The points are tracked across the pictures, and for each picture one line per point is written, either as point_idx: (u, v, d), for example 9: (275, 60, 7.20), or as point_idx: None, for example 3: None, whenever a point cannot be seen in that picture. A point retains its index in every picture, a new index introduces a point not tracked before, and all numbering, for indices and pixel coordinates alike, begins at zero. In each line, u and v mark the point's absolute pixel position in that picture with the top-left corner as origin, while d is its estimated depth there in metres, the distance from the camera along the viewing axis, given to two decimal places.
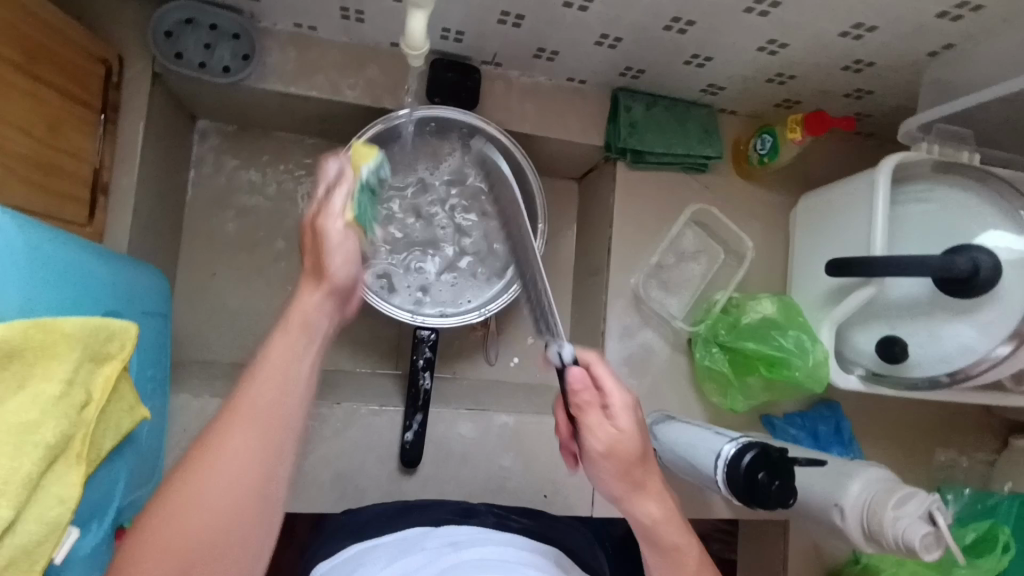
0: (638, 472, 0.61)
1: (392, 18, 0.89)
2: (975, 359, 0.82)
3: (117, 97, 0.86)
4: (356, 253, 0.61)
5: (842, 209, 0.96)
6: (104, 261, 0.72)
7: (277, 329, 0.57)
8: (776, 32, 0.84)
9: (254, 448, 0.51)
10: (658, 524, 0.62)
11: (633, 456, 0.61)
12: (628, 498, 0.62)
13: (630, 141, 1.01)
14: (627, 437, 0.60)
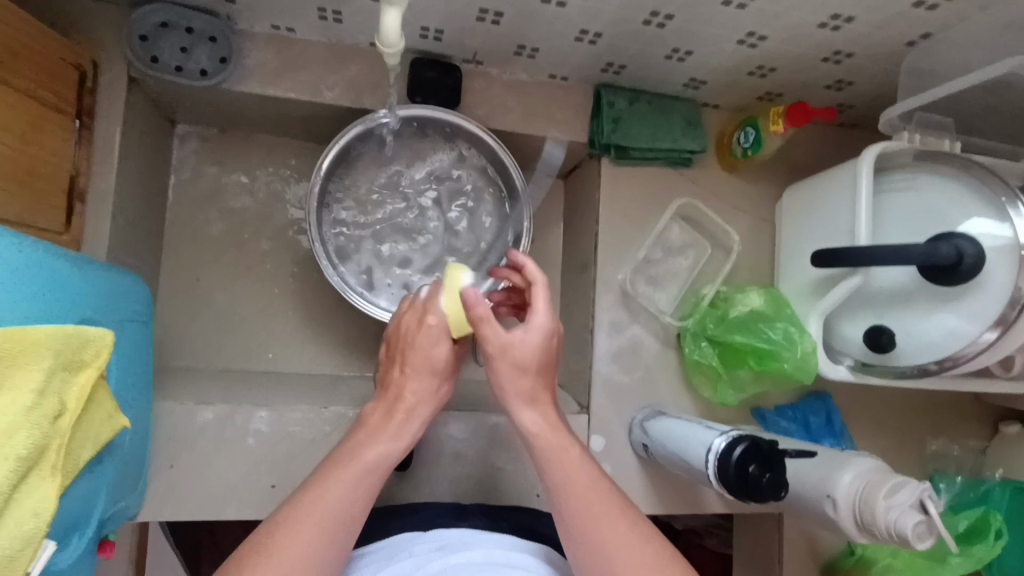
0: (528, 373, 0.68)
1: (371, 18, 0.88)
2: (963, 345, 0.82)
3: (93, 102, 0.85)
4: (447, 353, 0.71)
5: (826, 199, 0.96)
6: (83, 267, 0.70)
7: (394, 418, 0.70)
8: (755, 23, 0.84)
9: (320, 532, 0.61)
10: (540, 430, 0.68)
11: (525, 362, 0.67)
12: (515, 398, 0.68)
13: (614, 136, 1.01)
14: (528, 348, 0.67)
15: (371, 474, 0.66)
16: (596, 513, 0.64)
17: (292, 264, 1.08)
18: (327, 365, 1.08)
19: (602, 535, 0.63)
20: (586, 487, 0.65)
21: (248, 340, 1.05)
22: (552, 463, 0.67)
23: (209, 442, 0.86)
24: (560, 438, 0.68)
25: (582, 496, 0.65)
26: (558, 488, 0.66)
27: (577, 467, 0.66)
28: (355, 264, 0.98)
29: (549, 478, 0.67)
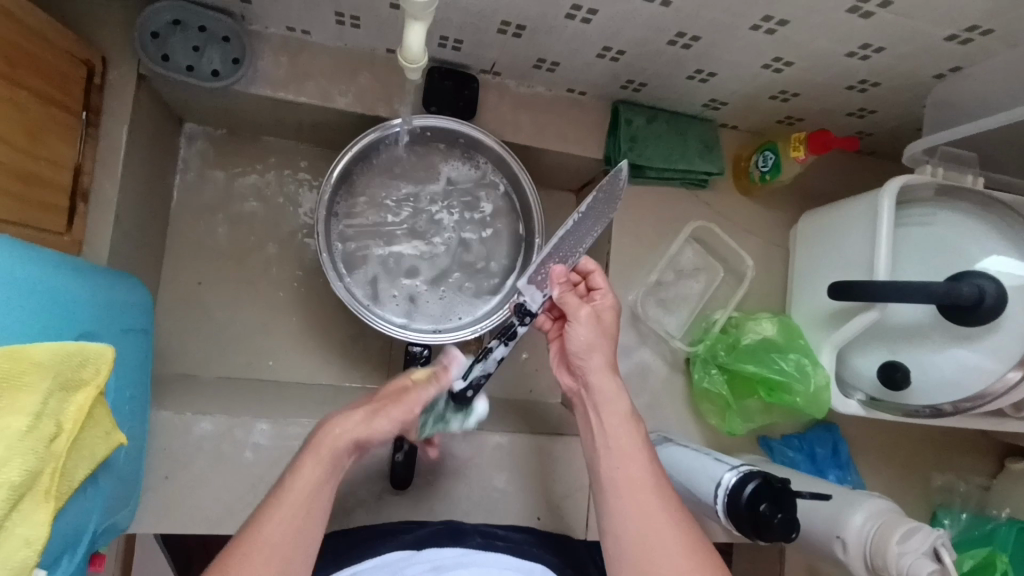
0: (607, 342, 0.74)
1: (389, 26, 0.86)
2: (990, 381, 0.80)
3: (100, 100, 0.83)
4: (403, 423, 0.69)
5: (843, 229, 0.94)
6: (46, 265, 0.64)
7: (307, 452, 0.64)
8: (782, 50, 0.82)
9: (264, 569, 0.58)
10: (608, 399, 0.71)
11: (601, 328, 0.74)
12: (592, 361, 0.73)
13: (630, 155, 0.99)
14: (605, 317, 0.75)
15: (308, 501, 0.62)
16: (647, 502, 0.64)
17: (296, 270, 1.06)
18: (326, 375, 1.05)
19: (646, 522, 0.63)
20: (634, 471, 0.66)
21: (249, 348, 1.03)
22: (610, 437, 0.69)
23: (207, 453, 0.84)
24: (624, 419, 0.70)
25: (633, 482, 0.65)
26: (608, 460, 0.68)
27: (631, 451, 0.67)
28: (362, 275, 0.96)
29: (597, 452, 0.69)
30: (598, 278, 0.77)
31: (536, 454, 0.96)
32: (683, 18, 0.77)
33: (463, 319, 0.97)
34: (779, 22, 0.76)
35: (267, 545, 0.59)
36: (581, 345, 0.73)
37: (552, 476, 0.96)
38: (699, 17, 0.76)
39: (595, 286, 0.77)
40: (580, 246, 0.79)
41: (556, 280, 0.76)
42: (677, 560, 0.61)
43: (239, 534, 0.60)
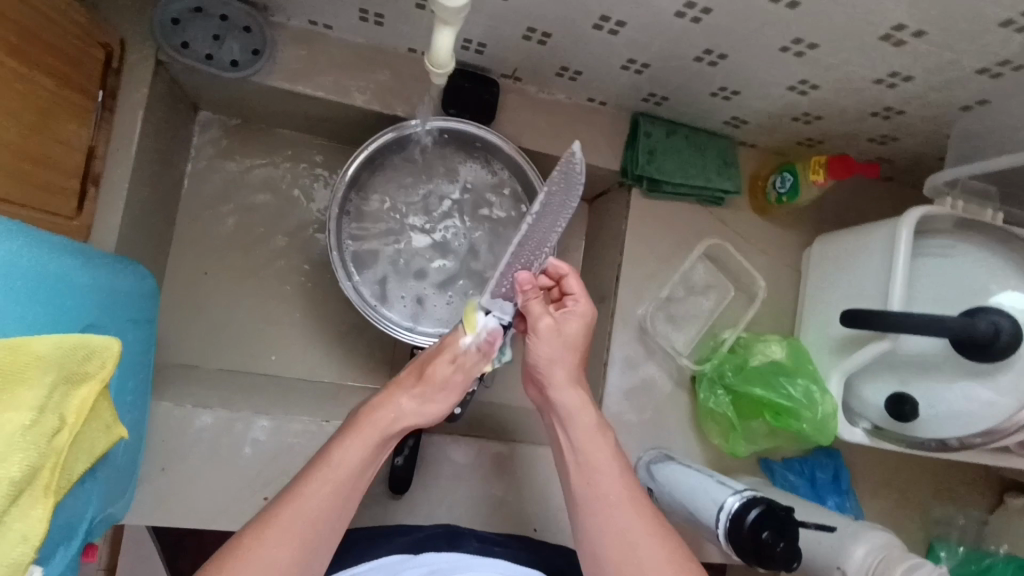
0: (570, 353, 0.71)
1: (413, 25, 0.85)
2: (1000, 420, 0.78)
3: (117, 84, 0.82)
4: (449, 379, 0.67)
5: (858, 256, 0.94)
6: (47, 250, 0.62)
7: (356, 426, 0.65)
8: (809, 72, 0.81)
9: (295, 543, 0.57)
10: (575, 412, 0.70)
11: (568, 339, 0.71)
12: (555, 374, 0.71)
13: (648, 168, 0.98)
14: (569, 326, 0.70)
15: (351, 475, 0.63)
16: (624, 514, 0.63)
17: (303, 265, 1.05)
18: (328, 373, 1.04)
19: (621, 536, 0.62)
20: (608, 485, 0.65)
21: (253, 341, 1.02)
22: (578, 452, 0.68)
23: (206, 447, 0.83)
24: (592, 432, 0.69)
25: (608, 495, 0.64)
26: (579, 475, 0.67)
27: (603, 465, 0.66)
28: (371, 274, 0.95)
29: (569, 468, 0.68)
30: (571, 282, 0.71)
31: (536, 464, 0.95)
32: (712, 34, 0.75)
33: None
34: (809, 45, 0.75)
35: (301, 517, 0.59)
36: (544, 359, 0.71)
37: (551, 488, 0.95)
38: (730, 35, 0.75)
39: (568, 292, 0.71)
40: (543, 247, 0.70)
41: (523, 288, 0.68)
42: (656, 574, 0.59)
43: (271, 503, 0.59)
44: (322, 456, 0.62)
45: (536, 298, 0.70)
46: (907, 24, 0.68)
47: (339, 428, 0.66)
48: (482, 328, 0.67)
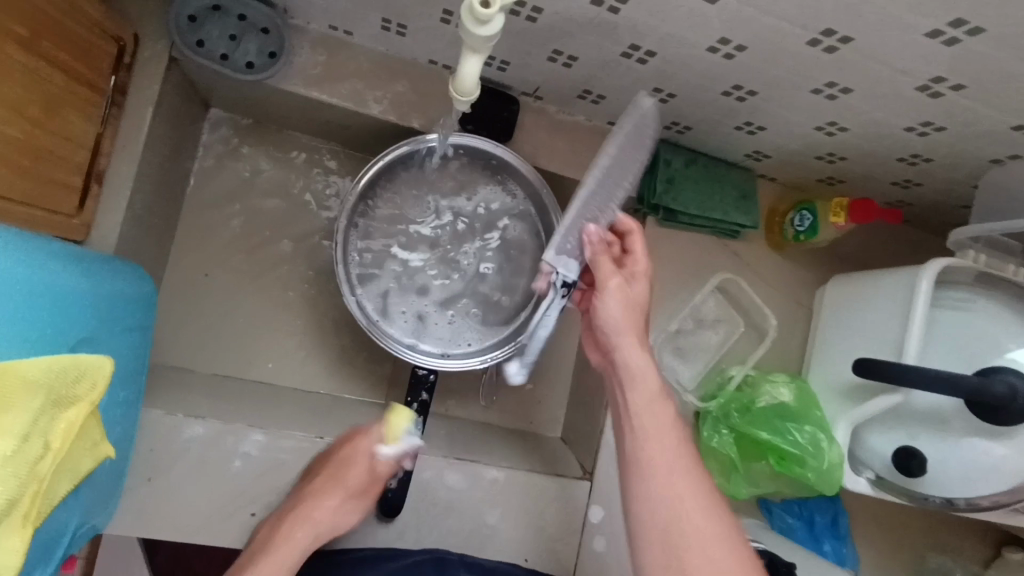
0: (636, 315, 0.72)
1: (436, 38, 0.83)
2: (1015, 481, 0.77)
3: (127, 79, 0.79)
4: (365, 474, 0.81)
5: (873, 302, 0.91)
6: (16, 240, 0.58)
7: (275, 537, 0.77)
8: (839, 115, 0.78)
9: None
10: (640, 377, 0.69)
11: (634, 301, 0.72)
12: (623, 337, 0.71)
13: (665, 198, 0.96)
14: (636, 289, 0.72)
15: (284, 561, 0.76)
16: (683, 483, 0.63)
17: (307, 272, 1.03)
18: (325, 383, 1.02)
19: (677, 502, 0.62)
20: (669, 453, 0.65)
21: (250, 346, 1.00)
22: (643, 414, 0.67)
23: (195, 458, 0.81)
24: (653, 395, 0.68)
25: (666, 459, 0.64)
26: (636, 436, 0.67)
27: (663, 430, 0.66)
28: (374, 287, 0.93)
29: (629, 431, 0.67)
30: (634, 240, 0.75)
31: (530, 492, 0.93)
32: (743, 72, 0.73)
33: (471, 345, 0.94)
34: (843, 89, 0.72)
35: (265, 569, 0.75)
36: (610, 318, 0.71)
37: (546, 517, 0.94)
38: (762, 73, 0.72)
39: (630, 249, 0.75)
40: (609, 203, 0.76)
41: (590, 239, 0.74)
42: (708, 547, 0.60)
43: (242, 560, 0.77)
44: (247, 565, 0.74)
45: (603, 253, 0.74)
46: (947, 77, 0.66)
47: (264, 536, 0.78)
48: (401, 442, 0.81)
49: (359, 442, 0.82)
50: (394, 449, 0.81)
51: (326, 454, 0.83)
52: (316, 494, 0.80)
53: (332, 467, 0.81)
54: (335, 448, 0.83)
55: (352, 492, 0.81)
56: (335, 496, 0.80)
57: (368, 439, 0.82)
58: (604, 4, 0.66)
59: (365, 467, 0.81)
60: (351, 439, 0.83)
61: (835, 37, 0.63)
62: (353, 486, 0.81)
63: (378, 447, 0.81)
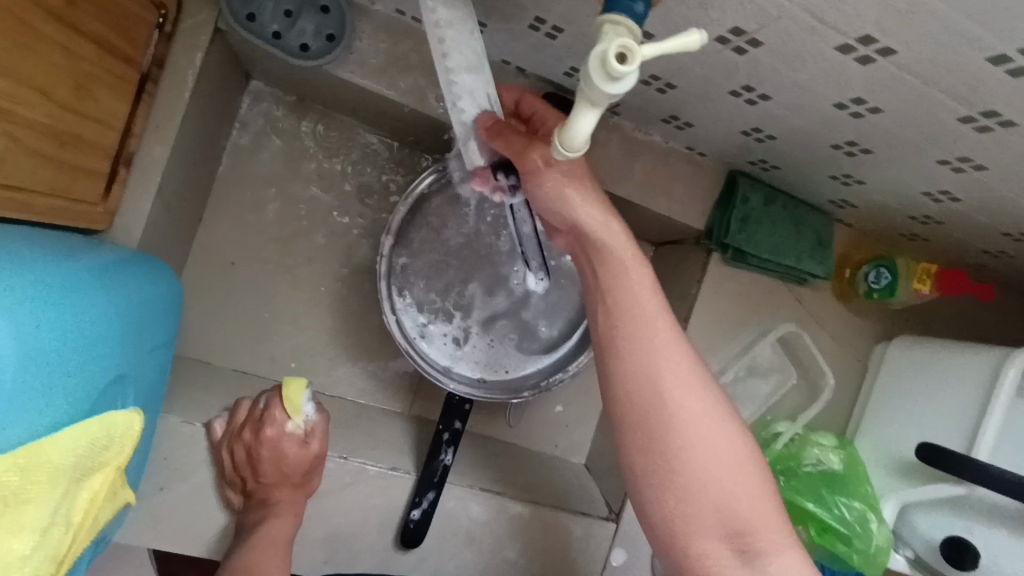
0: (580, 170, 0.58)
1: (517, 40, 0.73)
2: None
3: (167, 51, 0.70)
4: (307, 458, 0.78)
5: (943, 376, 0.85)
6: (17, 262, 0.50)
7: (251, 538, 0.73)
8: (957, 186, 0.70)
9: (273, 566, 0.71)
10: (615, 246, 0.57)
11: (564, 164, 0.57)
12: (579, 206, 0.57)
13: (738, 239, 0.87)
14: None
15: (272, 553, 0.72)
16: (670, 360, 0.55)
17: (340, 269, 0.96)
18: (349, 389, 0.97)
19: (657, 397, 0.55)
20: (650, 328, 0.56)
21: (275, 342, 0.94)
22: (619, 286, 0.56)
23: (212, 469, 0.76)
24: (629, 269, 0.56)
25: (646, 344, 0.56)
26: (614, 319, 0.57)
27: (641, 306, 0.56)
28: (413, 300, 0.85)
29: (604, 312, 0.57)
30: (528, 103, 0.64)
31: (555, 529, 0.89)
32: (867, 132, 0.65)
33: (509, 372, 0.88)
34: (976, 165, 0.64)
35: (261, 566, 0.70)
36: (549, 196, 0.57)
37: (570, 559, 0.90)
38: (889, 136, 0.64)
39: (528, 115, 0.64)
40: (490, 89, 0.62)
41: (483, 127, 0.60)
42: (700, 427, 0.55)
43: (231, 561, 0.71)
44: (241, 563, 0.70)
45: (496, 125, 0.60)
46: None
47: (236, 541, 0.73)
48: (304, 413, 0.79)
49: (267, 436, 0.78)
50: (301, 423, 0.79)
51: (236, 458, 0.76)
52: (269, 499, 0.76)
53: (259, 469, 0.77)
54: (242, 451, 0.76)
55: (296, 481, 0.78)
56: (284, 492, 0.77)
57: (270, 429, 0.78)
58: (730, 44, 0.57)
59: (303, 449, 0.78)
60: (236, 433, 0.77)
61: (995, 119, 0.55)
62: (292, 475, 0.78)
63: (284, 426, 0.78)
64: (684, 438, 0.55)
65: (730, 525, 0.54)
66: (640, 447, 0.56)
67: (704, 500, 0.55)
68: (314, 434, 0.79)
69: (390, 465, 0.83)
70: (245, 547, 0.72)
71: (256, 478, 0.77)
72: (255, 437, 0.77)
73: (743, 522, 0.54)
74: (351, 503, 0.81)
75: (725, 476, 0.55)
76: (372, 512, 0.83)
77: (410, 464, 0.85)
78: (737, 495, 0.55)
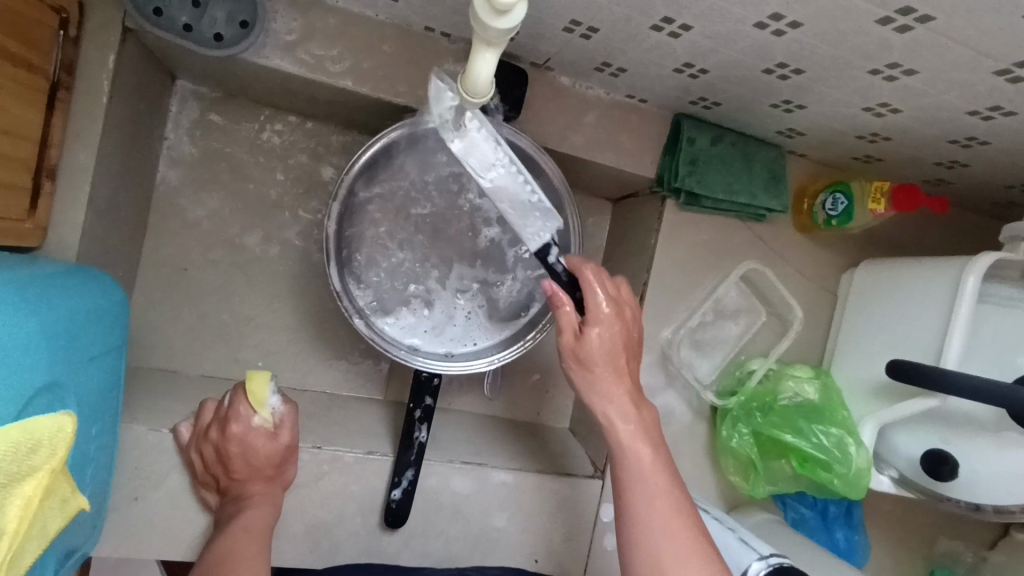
0: (614, 364, 0.70)
1: (433, 3, 0.71)
2: None
3: (74, 55, 0.68)
4: (278, 449, 0.76)
5: (909, 296, 0.85)
6: None
7: (224, 534, 0.71)
8: (893, 97, 0.69)
9: (251, 557, 0.69)
10: (629, 441, 0.69)
11: (607, 370, 0.70)
12: (609, 382, 0.70)
13: (688, 181, 0.86)
14: (597, 336, 0.69)
15: (251, 546, 0.70)
16: (677, 559, 0.62)
17: (295, 262, 0.95)
18: (320, 381, 0.96)
19: (656, 557, 0.63)
20: (655, 492, 0.66)
21: (238, 343, 0.93)
22: (633, 470, 0.68)
23: (185, 472, 0.76)
24: (636, 438, 0.69)
25: (656, 502, 0.66)
26: (628, 476, 0.68)
27: (651, 472, 0.67)
28: (368, 284, 0.84)
29: (617, 474, 0.69)
30: (586, 276, 0.69)
31: (539, 494, 0.89)
32: (793, 49, 0.63)
33: (478, 343, 0.86)
34: (906, 71, 0.63)
35: (238, 558, 0.69)
36: (588, 375, 0.70)
37: (557, 520, 0.90)
38: (816, 50, 0.63)
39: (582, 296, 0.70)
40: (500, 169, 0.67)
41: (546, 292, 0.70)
42: None
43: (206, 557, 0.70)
44: (218, 556, 0.69)
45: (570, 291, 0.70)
46: None
47: (213, 537, 0.72)
48: (270, 406, 0.77)
49: (233, 433, 0.75)
50: (268, 416, 0.76)
51: (205, 458, 0.75)
52: (243, 493, 0.75)
53: (230, 466, 0.75)
54: (210, 450, 0.75)
55: (269, 473, 0.76)
56: (260, 485, 0.76)
57: (236, 425, 0.76)
58: None
59: (275, 441, 0.76)
60: (202, 433, 0.75)
61: (912, 16, 0.54)
62: (265, 468, 0.76)
63: (251, 421, 0.76)
64: None
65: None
66: None
67: None
68: (282, 426, 0.77)
69: (365, 450, 0.82)
70: (221, 542, 0.71)
71: (228, 475, 0.76)
72: (222, 436, 0.75)
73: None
74: (331, 492, 0.81)
75: None
76: (351, 499, 0.82)
77: (386, 447, 0.84)
78: None
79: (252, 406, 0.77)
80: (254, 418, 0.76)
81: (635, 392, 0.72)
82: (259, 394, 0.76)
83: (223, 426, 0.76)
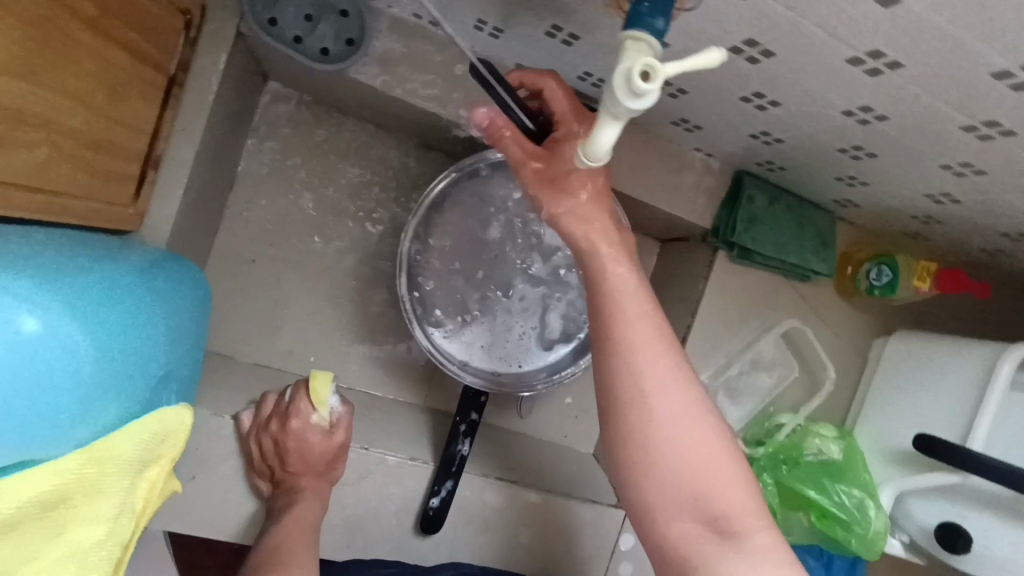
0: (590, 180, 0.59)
1: (532, 45, 0.75)
2: None
3: (191, 56, 0.72)
4: (332, 449, 0.81)
5: (940, 372, 0.88)
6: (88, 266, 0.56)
7: (278, 524, 0.75)
8: (958, 189, 0.73)
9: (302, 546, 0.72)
10: (609, 262, 0.58)
11: (586, 191, 0.59)
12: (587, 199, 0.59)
13: (744, 238, 0.90)
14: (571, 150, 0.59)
15: (301, 537, 0.74)
16: (662, 388, 0.55)
17: (355, 265, 0.99)
18: (364, 382, 1.00)
19: (637, 388, 0.55)
20: (637, 320, 0.56)
21: (293, 336, 0.97)
22: (613, 294, 0.57)
23: (241, 460, 0.80)
24: (617, 262, 0.58)
25: (640, 333, 0.56)
26: (608, 305, 0.57)
27: (634, 298, 0.57)
28: (428, 298, 0.87)
29: (594, 302, 0.58)
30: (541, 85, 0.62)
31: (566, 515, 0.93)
32: (873, 137, 0.67)
33: (523, 365, 0.90)
34: (976, 171, 0.67)
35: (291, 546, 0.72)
36: (559, 199, 0.60)
37: (580, 543, 0.93)
38: (894, 142, 0.67)
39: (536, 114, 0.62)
40: None
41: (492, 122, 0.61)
42: (680, 422, 0.54)
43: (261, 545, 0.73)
44: (272, 543, 0.72)
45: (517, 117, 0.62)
46: None
47: (266, 528, 0.76)
48: (329, 406, 0.83)
49: (292, 427, 0.81)
50: (326, 415, 0.82)
51: (263, 449, 0.79)
52: (295, 486, 0.79)
53: (286, 459, 0.79)
54: (269, 441, 0.79)
55: (320, 470, 0.81)
56: (311, 479, 0.80)
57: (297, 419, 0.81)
58: (744, 53, 0.59)
59: (329, 439, 0.81)
60: (263, 424, 0.80)
61: (997, 128, 0.58)
62: (317, 464, 0.81)
63: (309, 418, 0.82)
64: (666, 430, 0.54)
65: (704, 514, 0.54)
66: (619, 438, 0.56)
67: (677, 491, 0.54)
68: (336, 425, 0.82)
69: (409, 455, 0.86)
70: (275, 531, 0.74)
71: (282, 467, 0.80)
72: (281, 430, 0.80)
73: (718, 508, 0.53)
74: (372, 492, 0.85)
75: (698, 470, 0.54)
76: (391, 500, 0.86)
77: (428, 454, 0.88)
78: (712, 487, 0.53)
79: (311, 401, 0.83)
80: (311, 414, 0.82)
81: (614, 210, 0.61)
82: (320, 389, 0.83)
83: (283, 421, 0.81)
